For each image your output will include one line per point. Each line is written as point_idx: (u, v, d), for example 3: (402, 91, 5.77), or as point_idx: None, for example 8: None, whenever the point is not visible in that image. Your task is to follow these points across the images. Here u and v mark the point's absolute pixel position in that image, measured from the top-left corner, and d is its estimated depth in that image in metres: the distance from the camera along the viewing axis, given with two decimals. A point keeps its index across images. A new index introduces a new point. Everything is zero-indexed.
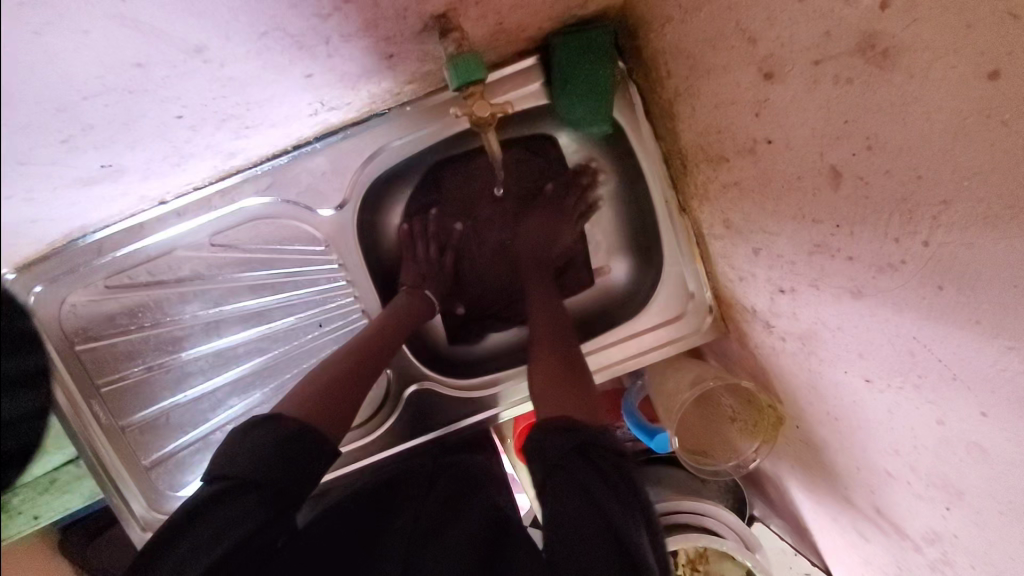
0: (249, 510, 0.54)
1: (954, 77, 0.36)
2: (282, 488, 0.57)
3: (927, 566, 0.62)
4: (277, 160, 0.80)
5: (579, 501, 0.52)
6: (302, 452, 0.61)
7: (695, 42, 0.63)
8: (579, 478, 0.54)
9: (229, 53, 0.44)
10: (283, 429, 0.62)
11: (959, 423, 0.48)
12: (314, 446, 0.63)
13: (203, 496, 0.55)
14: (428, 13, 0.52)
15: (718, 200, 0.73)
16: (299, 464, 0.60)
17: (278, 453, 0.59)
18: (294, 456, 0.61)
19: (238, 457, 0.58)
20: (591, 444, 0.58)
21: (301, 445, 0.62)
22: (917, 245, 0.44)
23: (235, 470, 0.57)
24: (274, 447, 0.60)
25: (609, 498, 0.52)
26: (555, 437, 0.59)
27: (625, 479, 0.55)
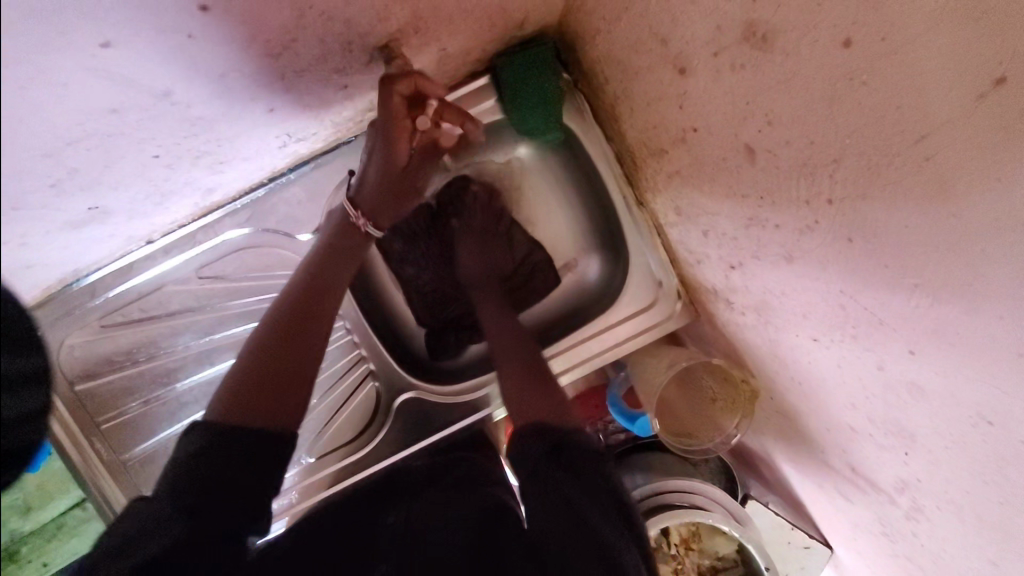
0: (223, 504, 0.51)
1: (817, 49, 0.42)
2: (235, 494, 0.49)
3: (905, 516, 0.64)
4: (254, 193, 0.86)
5: (556, 505, 0.54)
6: (245, 457, 0.51)
7: (622, 48, 0.69)
8: (554, 485, 0.56)
9: (194, 94, 0.50)
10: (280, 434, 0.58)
11: (896, 367, 0.52)
12: (263, 447, 0.53)
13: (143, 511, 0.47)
14: (372, 44, 0.58)
15: (667, 190, 0.78)
16: (247, 464, 0.51)
17: (221, 463, 0.50)
18: (244, 465, 0.51)
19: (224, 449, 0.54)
20: (568, 444, 0.60)
21: (248, 447, 0.52)
22: (824, 205, 0.49)
23: (182, 479, 0.48)
24: (214, 455, 0.50)
25: (588, 505, 0.54)
26: (541, 439, 0.61)
27: (605, 485, 0.57)
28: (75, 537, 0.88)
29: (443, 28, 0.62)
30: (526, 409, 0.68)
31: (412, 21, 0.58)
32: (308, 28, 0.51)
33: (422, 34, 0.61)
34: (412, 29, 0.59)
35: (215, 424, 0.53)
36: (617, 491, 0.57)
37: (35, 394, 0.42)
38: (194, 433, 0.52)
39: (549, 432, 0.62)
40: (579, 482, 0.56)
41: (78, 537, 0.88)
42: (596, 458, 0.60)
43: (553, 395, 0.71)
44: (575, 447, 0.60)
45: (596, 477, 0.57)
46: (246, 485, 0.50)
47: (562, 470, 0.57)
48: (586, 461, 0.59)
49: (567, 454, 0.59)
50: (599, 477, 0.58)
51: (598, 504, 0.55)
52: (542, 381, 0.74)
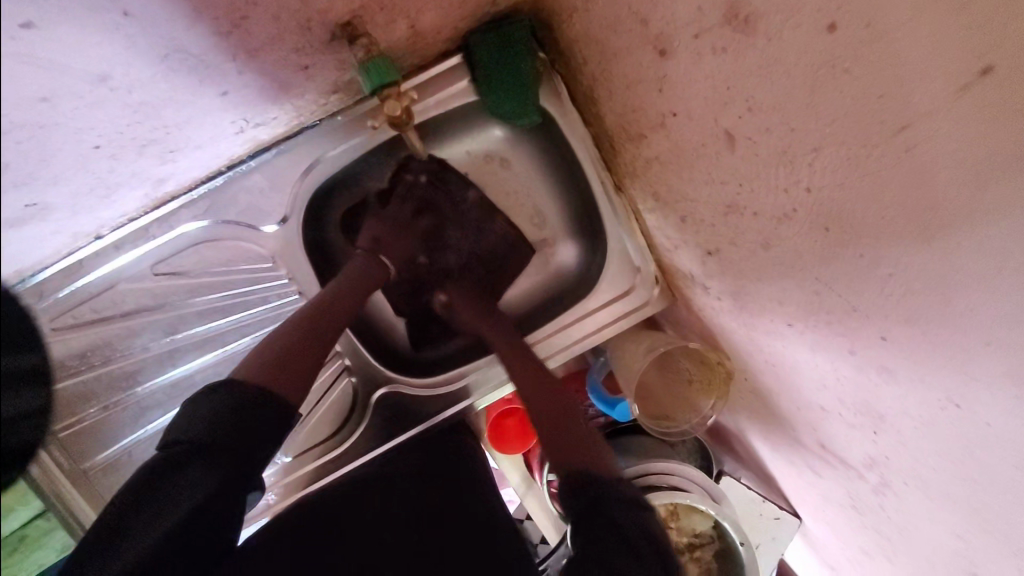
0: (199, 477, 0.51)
1: (801, 34, 0.40)
2: (242, 455, 0.54)
3: (871, 490, 0.67)
4: (212, 181, 0.81)
5: (597, 559, 0.54)
6: (253, 422, 0.56)
7: (599, 28, 0.67)
8: (597, 538, 0.56)
9: (135, 78, 0.45)
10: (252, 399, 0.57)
11: (867, 352, 0.53)
12: (267, 417, 0.57)
13: (151, 468, 0.52)
14: (333, 22, 0.54)
15: (645, 176, 0.77)
16: (257, 435, 0.55)
17: (232, 425, 0.54)
18: (249, 426, 0.55)
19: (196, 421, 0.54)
20: (607, 498, 0.61)
21: (254, 417, 0.56)
22: (803, 193, 0.48)
23: (186, 436, 0.53)
24: (222, 418, 0.54)
25: (628, 563, 0.53)
26: (581, 493, 0.63)
27: (647, 538, 0.56)
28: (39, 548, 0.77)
29: (410, 4, 0.58)
30: (557, 447, 0.70)
31: None
32: (260, 4, 0.47)
33: (388, 11, 0.57)
34: (377, 7, 0.55)
35: (237, 395, 0.57)
36: (664, 547, 0.56)
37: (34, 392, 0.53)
38: (212, 402, 0.56)
39: (590, 486, 0.63)
40: (619, 535, 0.56)
41: (43, 548, 0.77)
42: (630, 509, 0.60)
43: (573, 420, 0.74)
44: (616, 498, 0.61)
45: (634, 527, 0.57)
46: (256, 450, 0.55)
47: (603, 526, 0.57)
48: (625, 513, 0.59)
49: (606, 505, 0.60)
50: (641, 532, 0.57)
51: (639, 561, 0.53)
52: (571, 415, 0.75)
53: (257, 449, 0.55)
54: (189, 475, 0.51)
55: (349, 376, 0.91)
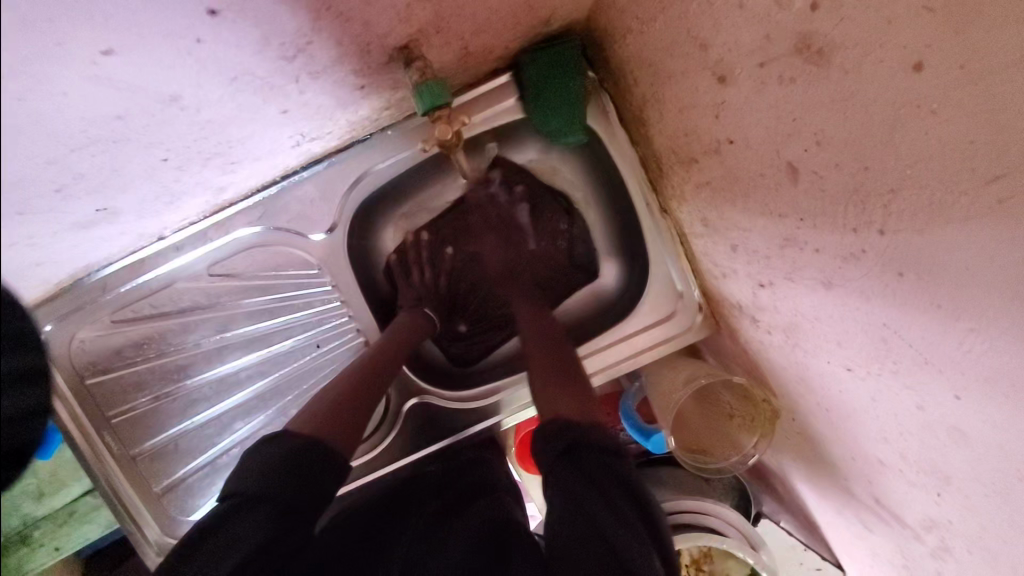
0: (255, 524, 0.52)
1: (883, 70, 0.38)
2: (300, 505, 0.55)
3: (930, 555, 0.61)
4: (267, 189, 0.84)
5: (569, 504, 0.54)
6: (314, 470, 0.58)
7: (654, 51, 0.65)
8: (567, 483, 0.56)
9: (203, 99, 0.48)
10: (293, 443, 0.59)
11: (938, 408, 0.48)
12: (324, 464, 0.59)
13: (213, 517, 0.53)
14: (390, 46, 0.55)
15: (694, 201, 0.75)
16: (310, 482, 0.57)
17: (292, 473, 0.56)
18: (309, 478, 0.57)
19: (250, 473, 0.56)
20: (582, 444, 0.59)
21: (315, 464, 0.58)
22: (874, 234, 0.45)
23: (245, 486, 0.55)
24: (283, 465, 0.56)
25: (599, 506, 0.53)
26: (553, 439, 0.60)
27: (615, 481, 0.56)
28: (88, 522, 0.86)
29: (466, 27, 0.59)
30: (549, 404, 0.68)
31: (433, 21, 0.55)
32: (324, 31, 0.48)
33: (443, 35, 0.58)
34: (433, 30, 0.56)
35: (295, 438, 0.60)
36: (633, 489, 0.57)
37: (23, 393, 0.38)
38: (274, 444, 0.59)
39: (568, 429, 0.61)
40: (586, 479, 0.55)
41: (92, 523, 0.86)
42: (607, 458, 0.59)
43: (576, 386, 0.72)
44: (587, 444, 0.60)
45: (607, 474, 0.57)
46: (315, 502, 0.56)
47: (574, 471, 0.57)
48: (595, 459, 0.58)
49: (577, 453, 0.58)
50: (610, 476, 0.57)
51: (610, 506, 0.53)
52: (573, 374, 0.74)
53: (307, 505, 0.56)
54: (241, 524, 0.52)
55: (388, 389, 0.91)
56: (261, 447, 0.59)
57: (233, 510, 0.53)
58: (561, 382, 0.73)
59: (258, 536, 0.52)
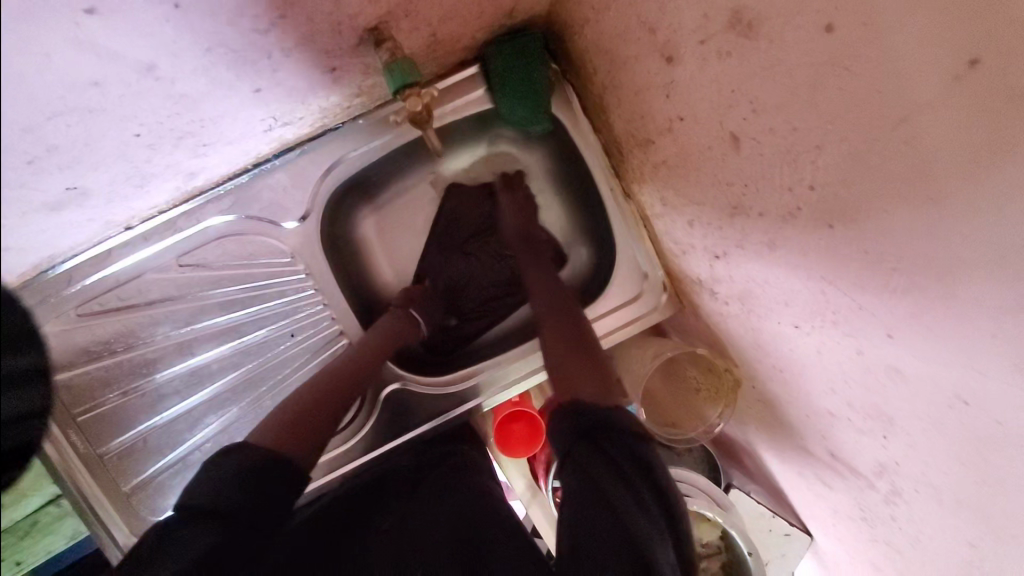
0: (209, 537, 0.50)
1: (801, 35, 0.43)
2: (256, 514, 0.54)
3: (882, 499, 0.66)
4: (238, 179, 0.85)
5: (586, 487, 0.53)
6: (269, 481, 0.56)
7: (610, 38, 0.70)
8: (590, 468, 0.54)
9: (179, 70, 0.49)
10: (249, 461, 0.57)
11: (874, 349, 0.53)
12: (282, 476, 0.58)
13: (162, 530, 0.52)
14: (361, 26, 0.58)
15: (653, 181, 0.80)
16: (266, 494, 0.56)
17: (247, 484, 0.55)
18: (267, 487, 0.56)
19: (205, 484, 0.55)
20: (600, 427, 0.58)
21: (272, 474, 0.57)
22: (806, 190, 0.50)
23: (198, 499, 0.53)
24: (239, 476, 0.55)
25: (621, 495, 0.52)
26: (577, 416, 0.60)
27: (641, 469, 0.54)
28: (50, 533, 0.81)
29: (434, 12, 0.62)
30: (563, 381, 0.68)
31: (402, 3, 0.58)
32: (297, 6, 0.51)
33: (412, 18, 0.61)
34: (402, 13, 0.59)
35: (252, 450, 0.59)
36: (658, 479, 0.55)
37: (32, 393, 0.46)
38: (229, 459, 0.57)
39: (583, 415, 0.59)
40: (611, 467, 0.54)
41: (54, 535, 0.81)
42: (626, 437, 0.57)
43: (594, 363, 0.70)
44: (614, 433, 0.58)
45: (632, 463, 0.55)
46: (272, 510, 0.55)
47: (598, 455, 0.55)
48: (622, 450, 0.56)
49: (603, 441, 0.56)
50: (636, 465, 0.55)
51: (633, 495, 0.52)
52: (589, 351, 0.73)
53: (263, 517, 0.54)
54: (190, 539, 0.50)
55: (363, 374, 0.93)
56: (223, 454, 0.58)
57: (187, 524, 0.51)
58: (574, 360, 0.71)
59: (206, 546, 0.50)
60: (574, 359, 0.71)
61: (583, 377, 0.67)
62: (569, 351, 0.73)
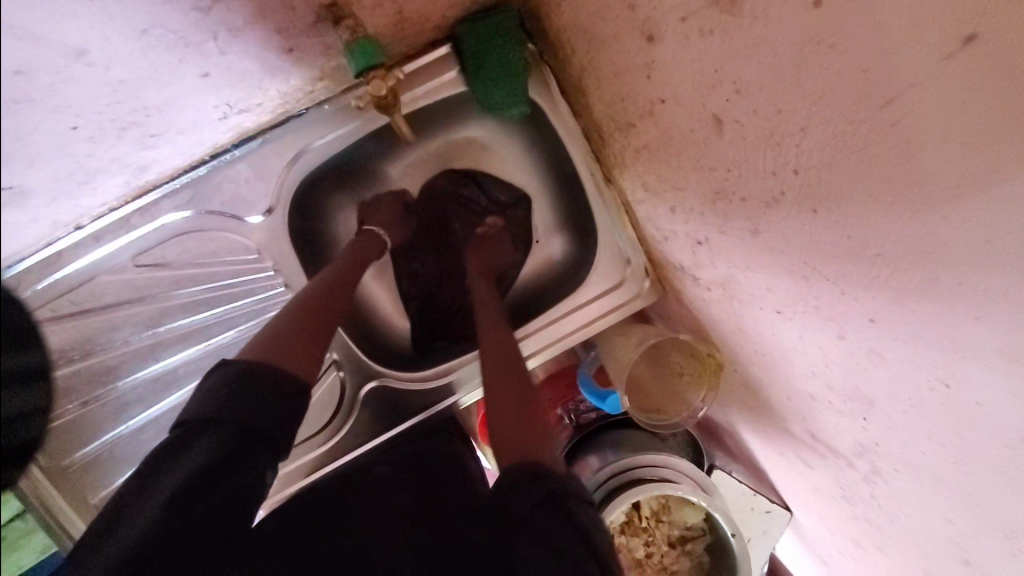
0: (209, 462, 0.49)
1: (788, 10, 0.40)
2: (259, 428, 0.53)
3: (862, 479, 0.67)
4: (196, 171, 0.79)
5: (547, 554, 0.47)
6: (269, 404, 0.55)
7: (587, 15, 0.67)
8: (550, 532, 0.48)
9: (111, 53, 0.44)
10: (247, 376, 0.55)
11: (856, 335, 0.53)
12: (284, 400, 0.56)
13: (164, 450, 0.50)
14: (317, 3, 0.53)
15: (634, 166, 0.77)
16: (268, 417, 0.54)
17: (250, 402, 0.54)
18: (272, 410, 0.55)
19: (210, 402, 0.53)
20: (561, 491, 0.52)
21: (272, 398, 0.55)
22: (790, 175, 0.48)
23: (203, 416, 0.52)
24: (237, 398, 0.53)
25: (581, 563, 0.46)
26: (537, 481, 0.52)
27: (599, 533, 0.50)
28: (17, 549, 0.74)
29: None
30: (505, 437, 0.61)
31: None
32: None
33: None
34: None
35: (246, 374, 0.56)
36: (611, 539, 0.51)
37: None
38: (224, 386, 0.55)
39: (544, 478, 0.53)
40: (573, 532, 0.49)
41: (24, 548, 0.75)
42: (582, 501, 0.52)
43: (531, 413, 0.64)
44: (570, 491, 0.52)
45: (591, 525, 0.50)
46: (274, 429, 0.54)
47: (561, 518, 0.49)
48: (580, 509, 0.51)
49: (561, 500, 0.51)
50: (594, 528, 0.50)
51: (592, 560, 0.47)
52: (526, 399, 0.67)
53: (266, 442, 0.53)
54: (197, 455, 0.49)
55: (337, 369, 0.90)
56: (218, 382, 0.55)
57: (188, 442, 0.51)
58: (511, 408, 0.65)
59: (213, 465, 0.49)
60: (512, 409, 0.65)
61: (523, 433, 0.61)
62: (508, 400, 0.66)
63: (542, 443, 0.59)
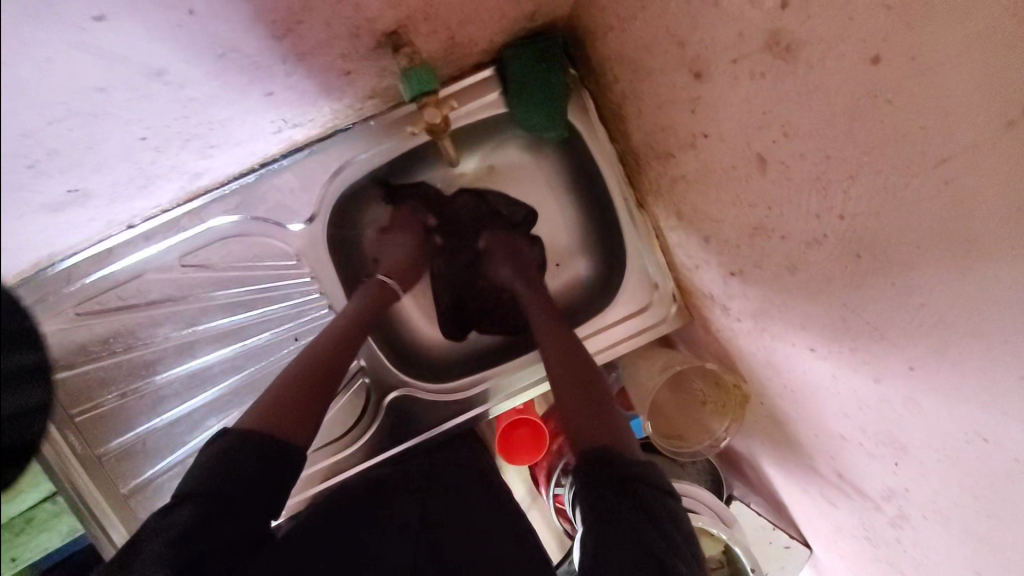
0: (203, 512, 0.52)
1: (845, 63, 0.41)
2: (251, 483, 0.56)
3: (888, 523, 0.66)
4: (244, 178, 0.82)
5: (623, 531, 0.54)
6: (262, 455, 0.58)
7: (634, 48, 0.68)
8: (624, 516, 0.55)
9: (189, 74, 0.47)
10: (240, 436, 0.58)
11: (893, 381, 0.52)
12: (273, 461, 0.58)
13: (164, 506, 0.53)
14: (380, 31, 0.56)
15: (670, 194, 0.78)
16: (260, 469, 0.57)
17: (243, 458, 0.57)
18: (264, 469, 0.57)
19: (204, 464, 0.56)
20: (631, 475, 0.59)
21: (264, 449, 0.58)
22: (835, 219, 0.49)
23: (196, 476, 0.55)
24: (231, 454, 0.57)
25: (655, 538, 0.54)
26: (610, 468, 0.59)
27: (669, 517, 0.56)
28: (45, 531, 0.74)
29: (454, 17, 0.60)
30: (579, 426, 0.66)
31: (422, 8, 0.56)
32: (315, 11, 0.49)
33: (432, 22, 0.59)
34: (422, 17, 0.57)
35: (233, 437, 0.58)
36: (680, 523, 0.57)
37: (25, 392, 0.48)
38: (209, 448, 0.58)
39: (615, 464, 0.60)
40: (646, 517, 0.55)
41: (50, 531, 0.75)
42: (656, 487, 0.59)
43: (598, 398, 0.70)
44: (642, 480, 0.59)
45: (662, 511, 0.57)
46: (261, 479, 0.57)
47: (631, 501, 0.56)
48: (652, 497, 0.57)
49: (634, 488, 0.58)
50: (665, 513, 0.57)
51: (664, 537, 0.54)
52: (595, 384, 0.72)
53: (259, 493, 0.56)
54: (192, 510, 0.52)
55: (364, 377, 0.91)
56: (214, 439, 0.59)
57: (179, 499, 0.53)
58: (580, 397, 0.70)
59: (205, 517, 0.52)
60: (582, 396, 0.70)
61: (596, 421, 0.66)
62: (577, 389, 0.71)
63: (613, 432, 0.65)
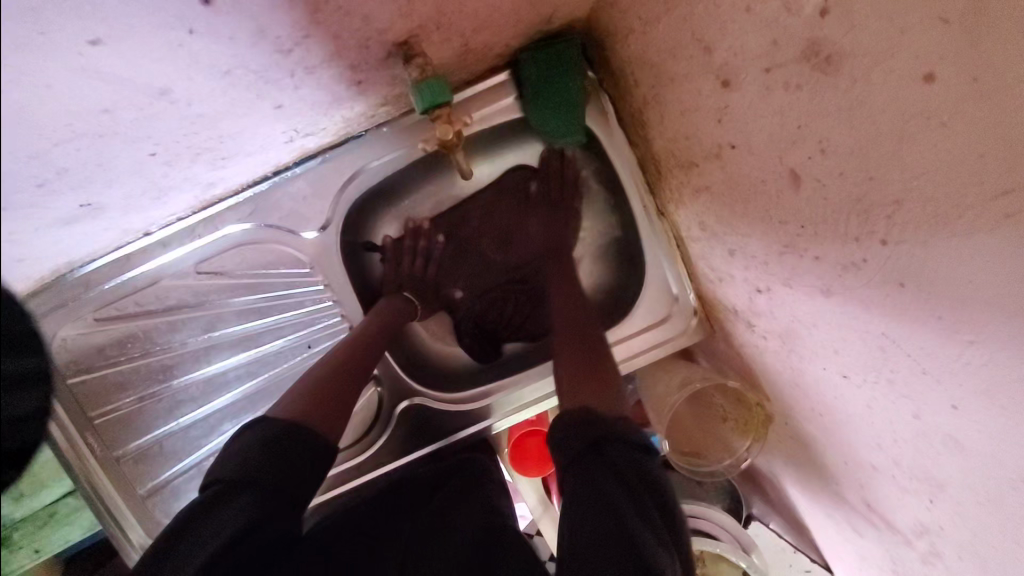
0: (240, 509, 0.51)
1: (893, 78, 0.37)
2: (283, 486, 0.54)
3: (920, 559, 0.61)
4: (258, 185, 0.82)
5: (590, 493, 0.52)
6: (293, 454, 0.57)
7: (657, 52, 0.65)
8: (591, 477, 0.53)
9: (195, 92, 0.46)
10: (271, 429, 0.58)
11: (935, 417, 0.48)
12: (309, 452, 0.58)
13: (195, 504, 0.52)
14: (389, 41, 0.54)
15: (692, 204, 0.74)
16: (294, 468, 0.56)
17: (272, 455, 0.55)
18: (294, 469, 0.56)
19: (231, 460, 0.55)
20: (608, 436, 0.57)
21: (294, 446, 0.57)
22: (876, 244, 0.45)
23: (227, 472, 0.54)
24: (263, 450, 0.56)
25: (624, 499, 0.51)
26: (585, 428, 0.58)
27: (640, 477, 0.54)
28: (67, 524, 0.80)
29: (466, 24, 0.58)
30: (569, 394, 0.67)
31: (434, 16, 0.54)
32: (323, 24, 0.47)
33: (444, 31, 0.56)
34: (434, 26, 0.55)
35: (269, 432, 0.57)
36: (656, 486, 0.54)
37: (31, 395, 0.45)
38: (242, 441, 0.57)
39: (595, 423, 0.59)
40: (613, 475, 0.53)
41: (71, 525, 0.80)
42: (633, 450, 0.57)
43: (601, 376, 0.70)
44: (615, 439, 0.57)
45: (634, 470, 0.54)
46: (295, 482, 0.55)
47: (600, 463, 0.55)
48: (622, 455, 0.56)
49: (604, 448, 0.56)
50: (637, 473, 0.54)
51: (634, 498, 0.52)
52: (602, 362, 0.73)
53: (294, 491, 0.55)
54: (230, 508, 0.51)
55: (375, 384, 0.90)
56: (248, 429, 0.59)
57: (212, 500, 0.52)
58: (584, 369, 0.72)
59: (240, 515, 0.50)
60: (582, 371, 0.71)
61: (590, 391, 0.67)
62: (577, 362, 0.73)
63: (605, 401, 0.65)
